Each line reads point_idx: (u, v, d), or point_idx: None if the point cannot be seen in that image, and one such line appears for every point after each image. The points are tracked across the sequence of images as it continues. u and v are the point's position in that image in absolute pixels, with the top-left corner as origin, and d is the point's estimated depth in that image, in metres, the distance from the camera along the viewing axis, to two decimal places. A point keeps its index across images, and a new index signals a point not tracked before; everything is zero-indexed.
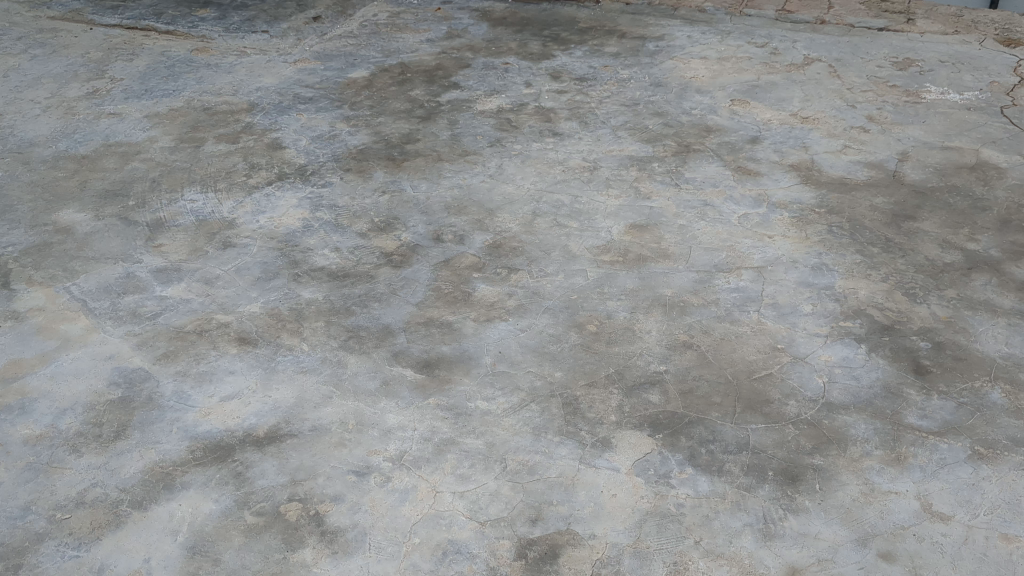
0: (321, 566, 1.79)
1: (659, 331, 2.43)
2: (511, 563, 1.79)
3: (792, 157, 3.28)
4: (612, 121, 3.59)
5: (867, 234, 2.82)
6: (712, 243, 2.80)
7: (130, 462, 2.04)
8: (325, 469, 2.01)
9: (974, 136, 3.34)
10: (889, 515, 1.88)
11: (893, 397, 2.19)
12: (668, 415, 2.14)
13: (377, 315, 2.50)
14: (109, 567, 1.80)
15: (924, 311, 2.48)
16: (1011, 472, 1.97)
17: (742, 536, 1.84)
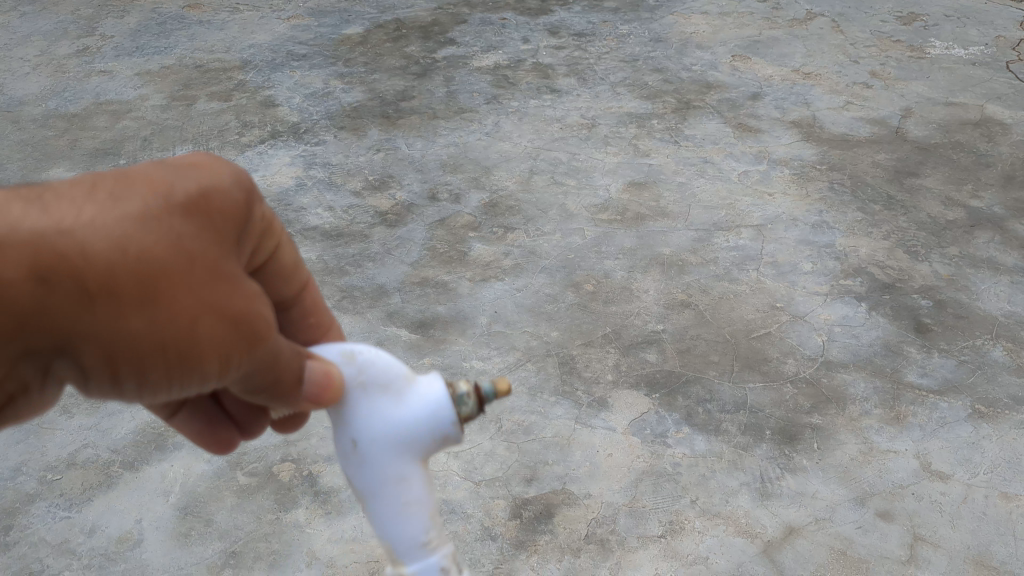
0: (314, 526, 1.77)
1: (657, 290, 2.40)
2: (505, 523, 1.77)
3: (793, 113, 3.22)
4: (611, 77, 3.53)
5: (868, 192, 2.77)
6: (711, 201, 2.77)
7: (122, 423, 2.02)
8: (319, 429, 1.99)
9: (978, 92, 3.29)
10: (888, 474, 1.86)
11: (893, 355, 2.16)
12: (664, 374, 2.12)
13: (371, 275, 2.47)
14: (101, 528, 1.79)
15: (925, 269, 2.44)
16: (1012, 431, 1.95)
17: (739, 495, 1.83)
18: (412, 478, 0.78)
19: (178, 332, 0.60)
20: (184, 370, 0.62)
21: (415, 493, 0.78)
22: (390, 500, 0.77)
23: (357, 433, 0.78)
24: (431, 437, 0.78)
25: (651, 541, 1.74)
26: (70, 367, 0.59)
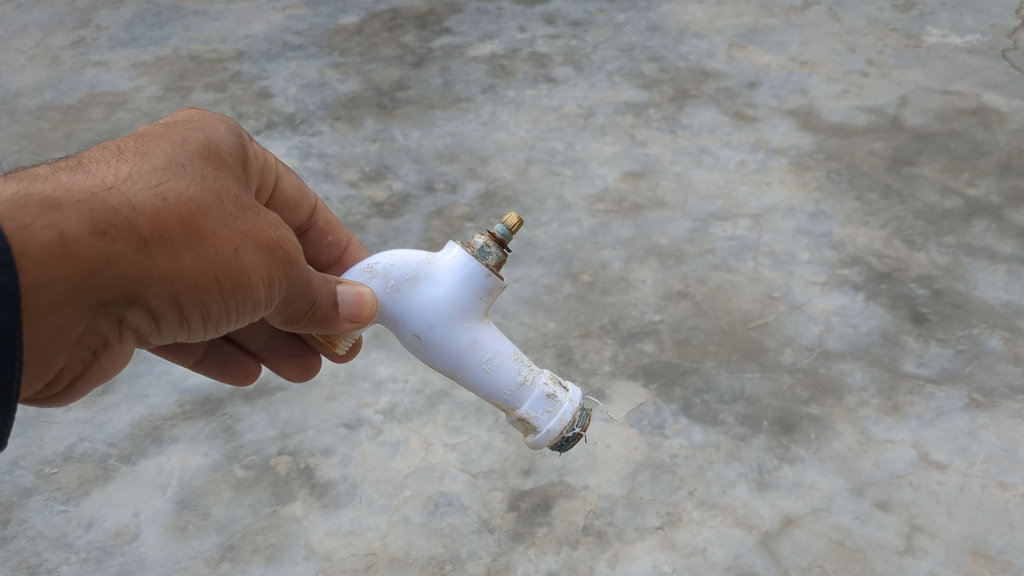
0: (312, 519, 1.77)
1: (654, 281, 2.39)
2: (502, 515, 1.78)
3: (790, 102, 3.22)
4: (607, 67, 3.52)
5: (865, 181, 2.77)
6: (708, 191, 2.76)
7: (119, 417, 2.01)
8: (316, 422, 1.98)
9: (975, 80, 3.28)
10: (885, 464, 1.86)
11: (890, 345, 2.16)
12: (662, 365, 2.12)
13: None
14: (98, 522, 1.79)
15: (922, 258, 2.44)
16: (1009, 421, 1.95)
17: (737, 486, 1.83)
18: (482, 341, 1.23)
19: (215, 262, 0.95)
20: (228, 291, 0.97)
21: (488, 348, 1.23)
22: (476, 361, 1.22)
23: (425, 324, 1.22)
24: (473, 303, 1.23)
25: (648, 533, 1.74)
26: (146, 307, 0.94)
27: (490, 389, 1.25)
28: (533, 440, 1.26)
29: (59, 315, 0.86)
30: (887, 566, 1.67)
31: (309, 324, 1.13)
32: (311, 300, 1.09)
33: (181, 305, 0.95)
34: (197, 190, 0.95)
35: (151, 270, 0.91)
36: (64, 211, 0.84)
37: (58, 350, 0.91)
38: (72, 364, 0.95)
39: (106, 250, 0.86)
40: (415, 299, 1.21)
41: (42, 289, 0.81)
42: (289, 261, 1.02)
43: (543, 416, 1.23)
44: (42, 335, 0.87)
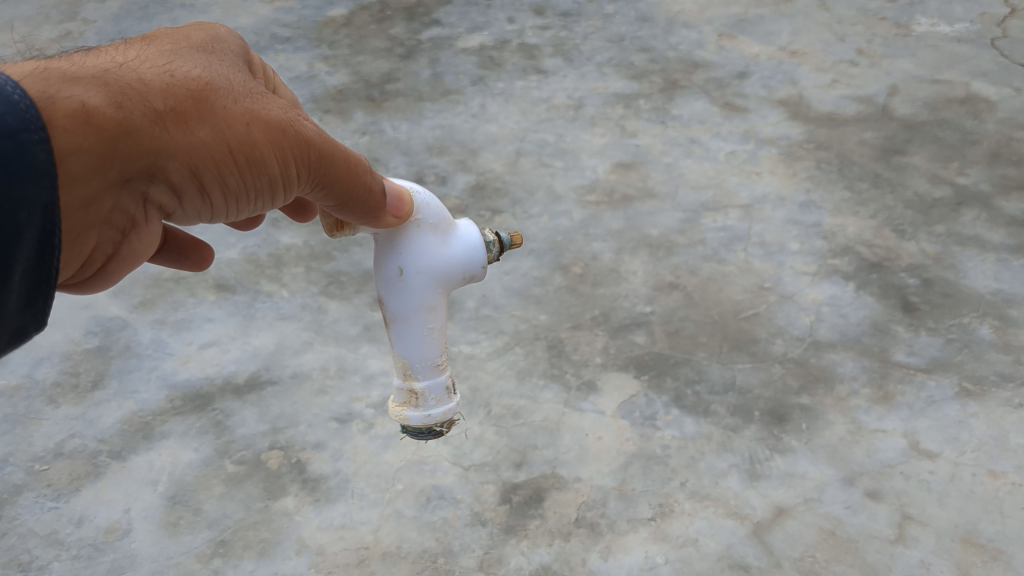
0: (304, 514, 1.77)
1: (645, 272, 2.39)
2: (495, 508, 1.77)
3: (780, 92, 3.21)
4: (597, 57, 3.51)
5: (855, 170, 2.77)
6: (698, 182, 2.76)
7: (109, 412, 2.01)
8: (307, 416, 1.98)
9: (964, 69, 3.28)
10: (876, 454, 1.87)
11: (880, 334, 2.16)
12: (653, 356, 2.12)
13: (358, 260, 2.45)
14: (89, 519, 1.78)
15: (912, 247, 2.44)
16: (999, 409, 1.95)
17: (728, 477, 1.83)
18: (434, 310, 1.30)
19: (228, 136, 0.93)
20: (247, 164, 0.96)
21: (434, 319, 1.31)
22: (421, 324, 1.30)
23: (417, 270, 1.27)
24: (453, 278, 1.31)
25: (640, 524, 1.74)
26: (167, 185, 0.91)
27: (405, 351, 1.31)
28: (407, 416, 1.32)
29: (89, 191, 0.83)
30: (878, 556, 1.67)
31: (350, 211, 1.11)
32: (351, 185, 1.07)
33: (200, 181, 0.93)
34: (203, 73, 0.94)
35: (168, 143, 0.89)
36: (80, 82, 0.82)
37: (86, 235, 0.87)
38: (100, 256, 0.91)
39: (124, 117, 0.84)
40: (427, 248, 1.26)
41: (71, 154, 0.79)
42: (308, 142, 1.00)
43: (432, 402, 1.31)
44: (73, 213, 0.83)
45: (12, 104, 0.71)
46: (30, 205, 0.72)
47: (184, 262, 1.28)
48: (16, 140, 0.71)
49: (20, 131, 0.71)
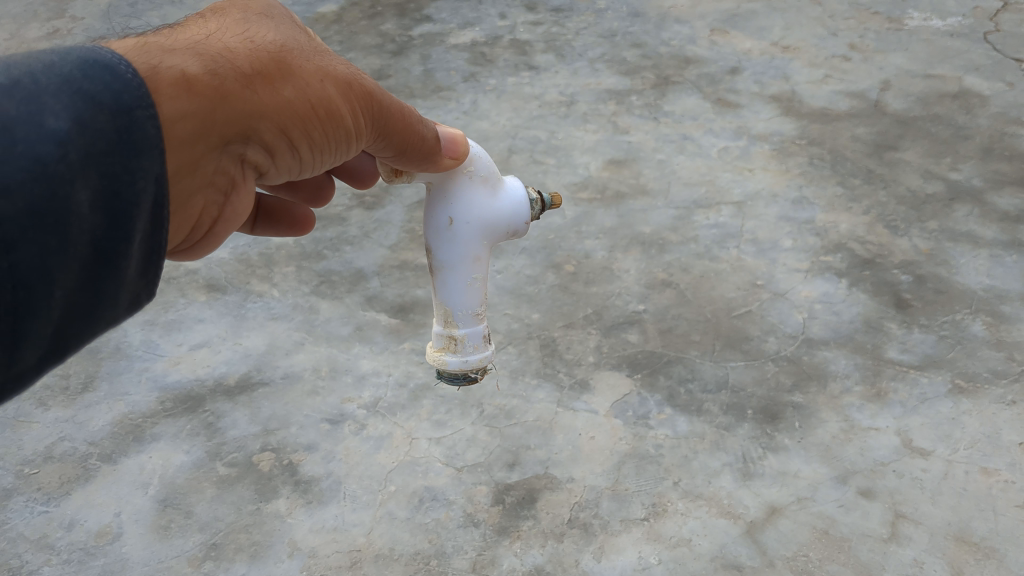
0: (295, 516, 1.76)
1: (638, 270, 2.38)
2: (487, 509, 1.77)
3: (772, 88, 3.21)
4: (588, 53, 3.50)
5: (848, 166, 2.77)
6: (691, 178, 2.75)
7: (100, 415, 2.00)
8: (298, 417, 1.97)
9: (956, 64, 3.28)
10: (869, 452, 1.87)
11: (873, 331, 2.16)
12: (646, 354, 2.11)
13: (349, 259, 2.44)
14: (79, 522, 1.77)
15: (905, 244, 2.44)
16: (992, 406, 1.95)
17: (721, 476, 1.82)
18: (479, 259, 1.24)
19: (309, 93, 0.90)
20: (329, 119, 0.92)
21: (477, 268, 1.24)
22: (464, 272, 1.23)
23: (467, 216, 1.20)
24: (500, 232, 1.24)
25: (633, 524, 1.73)
26: (261, 147, 0.88)
27: (446, 296, 1.24)
28: (444, 361, 1.25)
29: (194, 159, 0.80)
30: (871, 555, 1.67)
31: (410, 159, 1.08)
32: (408, 133, 1.04)
33: (290, 139, 0.90)
34: (278, 34, 0.91)
35: (258, 103, 0.85)
36: (172, 52, 0.78)
37: (192, 200, 0.84)
38: (207, 222, 0.88)
39: (218, 83, 0.80)
40: (476, 199, 1.20)
41: (172, 122, 0.75)
42: (369, 96, 0.97)
43: (469, 348, 1.24)
44: (179, 181, 0.80)
45: (126, 80, 0.67)
46: (145, 178, 0.68)
47: (286, 230, 1.28)
48: (129, 115, 0.67)
49: (133, 106, 0.67)
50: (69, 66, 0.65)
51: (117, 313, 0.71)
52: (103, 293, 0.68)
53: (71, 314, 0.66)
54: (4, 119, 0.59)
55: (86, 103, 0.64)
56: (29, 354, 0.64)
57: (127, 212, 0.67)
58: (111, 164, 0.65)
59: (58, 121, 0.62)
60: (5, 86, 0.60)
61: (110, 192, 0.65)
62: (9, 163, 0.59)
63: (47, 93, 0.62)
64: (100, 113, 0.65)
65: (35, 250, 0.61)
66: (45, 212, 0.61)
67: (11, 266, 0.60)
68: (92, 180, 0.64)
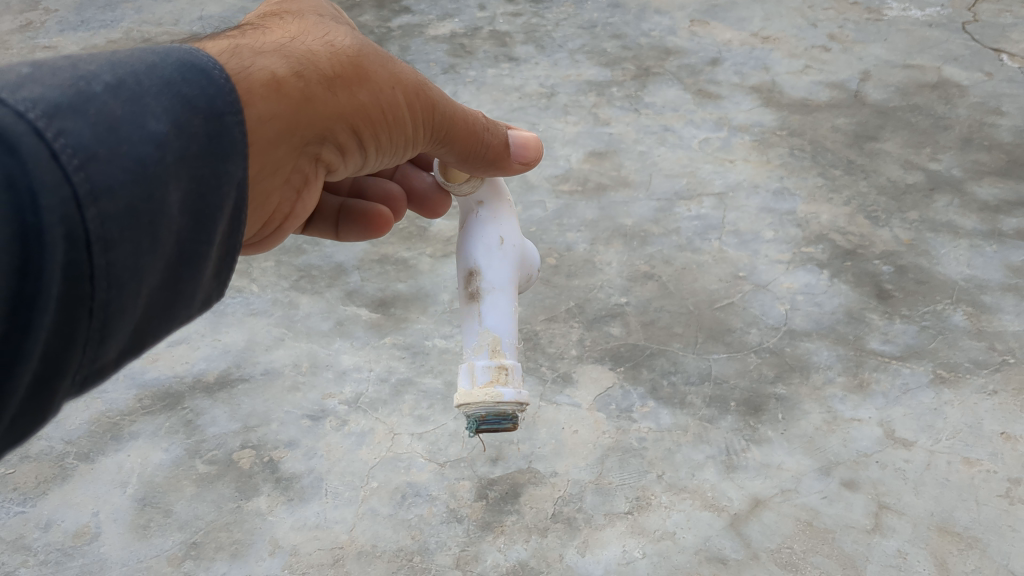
0: (276, 514, 1.75)
1: (620, 263, 2.37)
2: (470, 504, 1.76)
3: (752, 78, 3.20)
4: (569, 45, 3.48)
5: (828, 156, 2.77)
6: (672, 170, 2.74)
7: (77, 413, 1.97)
8: (278, 414, 1.95)
9: (935, 54, 3.28)
10: (852, 443, 1.87)
11: (855, 322, 2.16)
12: (628, 347, 2.11)
13: (329, 254, 2.42)
14: (56, 522, 1.74)
15: (886, 234, 2.44)
16: (973, 396, 1.96)
17: (705, 469, 1.82)
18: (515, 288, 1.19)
19: (381, 99, 0.94)
20: (396, 123, 0.98)
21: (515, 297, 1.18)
22: (509, 297, 1.16)
23: (515, 243, 1.20)
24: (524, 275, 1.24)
25: (617, 518, 1.73)
26: (335, 147, 0.94)
27: (493, 320, 1.13)
28: (500, 391, 1.04)
29: (281, 158, 0.86)
30: (855, 546, 1.67)
31: (472, 164, 1.12)
32: (471, 142, 1.08)
33: (360, 139, 0.96)
34: (354, 37, 0.94)
35: (337, 106, 0.90)
36: (264, 54, 0.82)
37: (273, 196, 0.92)
38: (279, 215, 0.99)
39: (306, 86, 0.85)
40: (517, 225, 1.23)
41: (264, 124, 0.80)
42: (435, 103, 1.01)
43: (518, 378, 1.09)
44: (267, 180, 0.86)
45: (218, 85, 0.70)
46: (230, 182, 0.70)
47: (365, 235, 1.32)
48: (219, 120, 0.70)
49: (224, 112, 0.70)
50: (167, 69, 0.68)
51: (189, 313, 0.72)
52: (181, 293, 0.69)
53: (151, 314, 0.67)
54: (110, 117, 0.61)
55: (182, 106, 0.67)
56: (112, 349, 0.63)
57: (210, 214, 0.69)
58: (201, 167, 0.67)
59: (159, 124, 0.64)
60: (110, 86, 0.63)
61: (198, 194, 0.67)
62: (116, 159, 0.60)
63: (150, 94, 0.65)
64: (196, 118, 0.67)
65: (131, 249, 0.60)
66: (143, 212, 0.61)
67: (109, 264, 0.59)
68: (184, 182, 0.65)
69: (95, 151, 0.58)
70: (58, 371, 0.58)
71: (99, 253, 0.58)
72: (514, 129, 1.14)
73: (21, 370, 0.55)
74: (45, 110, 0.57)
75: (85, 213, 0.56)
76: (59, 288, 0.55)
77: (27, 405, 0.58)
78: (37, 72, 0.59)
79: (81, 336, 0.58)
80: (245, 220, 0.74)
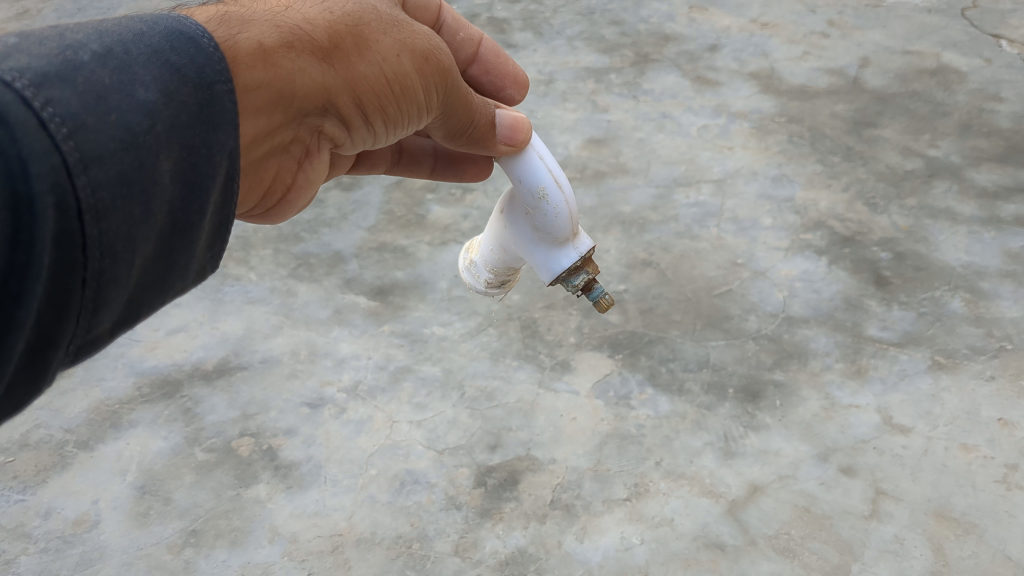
0: (275, 502, 1.75)
1: (618, 250, 2.37)
2: (469, 491, 1.76)
3: (751, 65, 3.20)
4: (567, 31, 3.47)
5: (827, 143, 2.76)
6: (670, 157, 2.74)
7: (76, 401, 1.97)
8: (277, 402, 1.95)
9: (934, 40, 3.27)
10: (850, 429, 1.87)
11: (853, 309, 2.16)
12: (627, 335, 2.11)
13: (327, 242, 2.42)
14: (56, 511, 1.75)
15: (884, 221, 2.44)
16: (971, 382, 1.96)
17: (703, 455, 1.82)
18: (503, 247, 1.30)
19: (384, 68, 0.93)
20: (404, 96, 0.96)
21: (499, 250, 1.31)
22: (493, 242, 1.31)
23: (507, 225, 1.25)
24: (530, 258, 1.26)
25: (615, 504, 1.73)
26: (337, 117, 0.95)
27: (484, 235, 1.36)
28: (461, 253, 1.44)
29: (275, 126, 0.87)
30: (852, 531, 1.68)
31: (457, 142, 1.11)
32: (470, 115, 1.07)
33: (364, 112, 0.96)
34: (357, 1, 0.92)
35: (333, 75, 0.89)
36: (255, 23, 0.82)
37: (270, 162, 0.95)
38: (280, 185, 1.01)
39: (298, 59, 0.84)
40: (518, 220, 1.22)
41: (250, 94, 0.80)
42: (445, 70, 1.00)
43: (471, 270, 1.41)
44: (259, 147, 0.87)
45: (207, 54, 0.69)
46: (221, 151, 0.70)
47: (459, 177, 1.41)
48: (210, 89, 0.69)
49: (215, 81, 0.69)
50: (156, 37, 0.67)
51: (184, 282, 0.73)
52: (176, 261, 0.69)
53: (144, 282, 0.67)
54: (98, 86, 0.60)
55: (172, 75, 0.66)
56: (107, 317, 0.64)
57: (202, 184, 0.68)
58: (191, 136, 0.67)
59: (148, 92, 0.64)
60: (98, 55, 0.62)
61: (189, 163, 0.67)
62: (105, 129, 0.59)
63: (138, 64, 0.64)
64: (185, 87, 0.67)
65: (123, 218, 0.61)
66: (134, 180, 0.61)
67: (101, 233, 0.59)
68: (174, 151, 0.65)
69: (84, 120, 0.58)
70: (49, 338, 0.59)
71: (90, 223, 0.58)
72: (506, 109, 1.13)
73: (11, 337, 0.56)
74: (32, 80, 0.56)
75: (75, 182, 0.57)
76: (49, 254, 0.56)
77: (22, 369, 0.60)
78: (24, 43, 0.59)
79: (74, 307, 0.60)
80: (239, 190, 0.73)
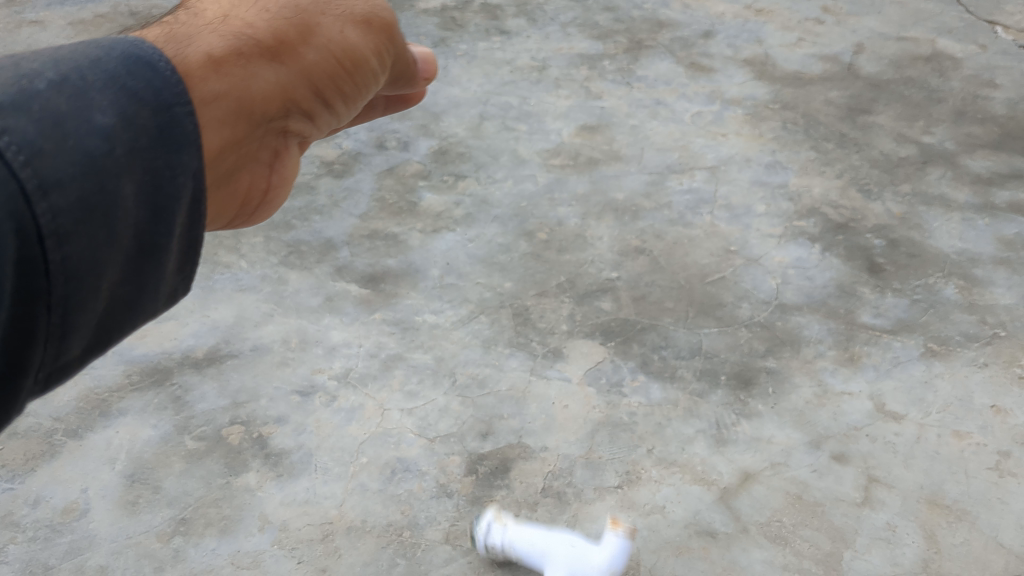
0: (266, 490, 1.74)
1: (611, 237, 2.36)
2: (460, 479, 1.75)
3: (746, 51, 3.18)
4: (561, 17, 3.46)
5: (822, 130, 2.75)
6: (664, 144, 2.73)
7: (64, 390, 1.96)
8: (268, 389, 1.94)
9: (930, 26, 3.26)
10: (842, 416, 1.87)
11: (846, 296, 2.16)
12: (619, 322, 2.10)
13: (318, 229, 2.41)
14: (45, 499, 1.74)
15: (878, 208, 2.43)
16: (964, 369, 1.96)
17: (695, 443, 1.82)
18: None
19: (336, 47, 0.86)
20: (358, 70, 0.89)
21: None
22: None
23: None
24: None
25: (607, 492, 1.73)
26: (300, 114, 0.86)
27: None
28: None
29: (243, 138, 0.79)
30: (844, 519, 1.67)
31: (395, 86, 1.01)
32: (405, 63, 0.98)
33: (323, 100, 0.87)
34: None
35: (290, 70, 0.82)
36: (197, 37, 0.76)
37: (243, 174, 0.82)
38: (256, 193, 0.85)
39: (248, 65, 0.78)
40: None
41: (212, 105, 0.73)
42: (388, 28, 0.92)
43: None
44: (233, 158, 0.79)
45: (165, 76, 0.67)
46: (186, 172, 0.67)
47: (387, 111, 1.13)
48: (168, 112, 0.66)
49: (172, 104, 0.66)
50: (113, 64, 0.65)
51: (155, 307, 0.70)
52: (147, 285, 0.67)
53: (112, 308, 0.65)
54: (53, 114, 0.59)
55: (130, 99, 0.64)
56: (75, 345, 0.63)
57: (169, 207, 0.66)
58: (151, 158, 0.64)
59: (105, 117, 0.62)
60: (53, 83, 0.61)
61: (153, 187, 0.64)
62: (60, 153, 0.58)
63: (95, 89, 0.62)
64: (142, 113, 0.64)
65: (85, 242, 0.59)
66: (95, 205, 0.60)
67: (65, 257, 0.58)
68: (136, 176, 0.63)
69: (42, 145, 0.57)
70: (20, 368, 0.58)
71: (53, 246, 0.57)
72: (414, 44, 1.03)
73: None
74: None
75: (36, 205, 0.56)
76: (10, 279, 0.55)
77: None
78: None
79: (41, 331, 0.58)
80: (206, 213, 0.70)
